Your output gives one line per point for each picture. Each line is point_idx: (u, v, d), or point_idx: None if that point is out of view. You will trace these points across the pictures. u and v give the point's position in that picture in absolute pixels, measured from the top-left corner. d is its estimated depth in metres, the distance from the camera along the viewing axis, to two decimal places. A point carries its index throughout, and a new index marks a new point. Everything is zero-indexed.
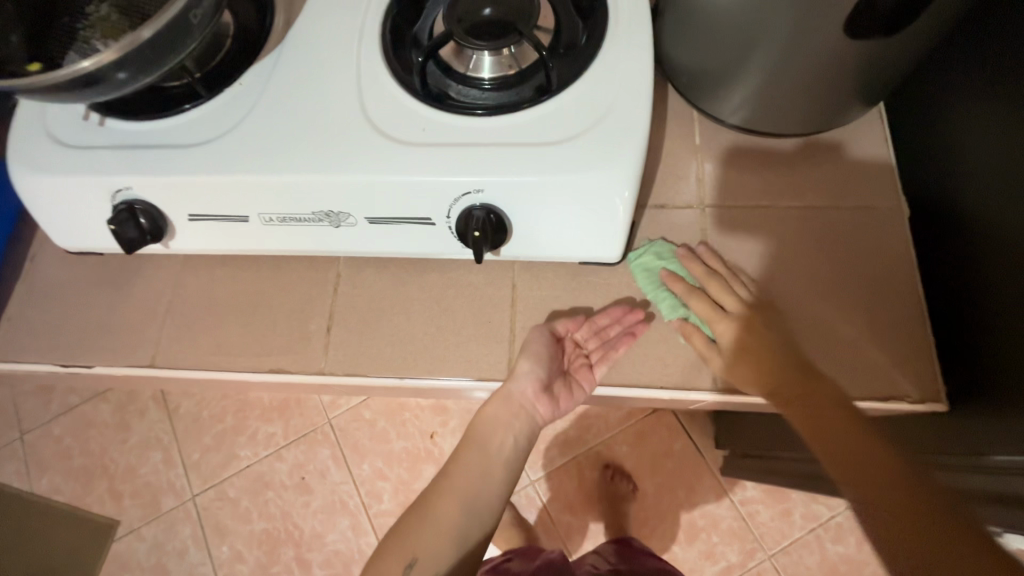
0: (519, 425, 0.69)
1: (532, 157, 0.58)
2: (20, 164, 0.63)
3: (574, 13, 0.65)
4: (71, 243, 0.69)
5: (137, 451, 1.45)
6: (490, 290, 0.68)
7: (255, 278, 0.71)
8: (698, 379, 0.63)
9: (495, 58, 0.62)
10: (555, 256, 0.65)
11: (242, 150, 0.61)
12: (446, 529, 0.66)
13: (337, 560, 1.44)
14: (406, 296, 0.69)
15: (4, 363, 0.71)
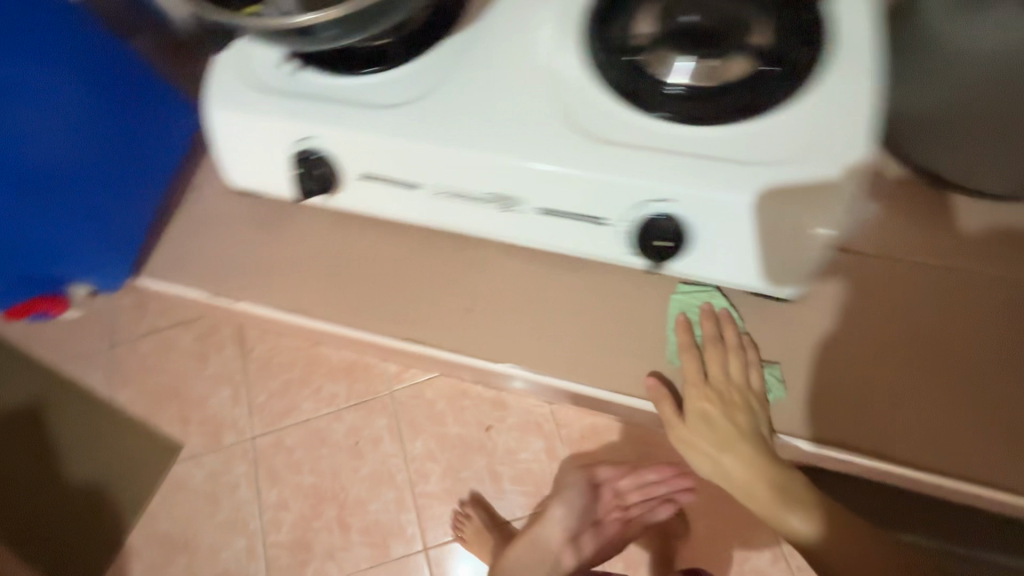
0: None
1: (728, 172, 0.55)
2: (218, 100, 0.66)
3: (792, 30, 0.60)
4: (238, 181, 0.71)
5: (211, 380, 1.35)
6: (634, 296, 0.70)
7: (394, 248, 0.72)
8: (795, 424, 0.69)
9: (699, 69, 0.60)
10: (726, 280, 0.62)
11: (433, 117, 0.61)
12: None
13: (377, 532, 1.24)
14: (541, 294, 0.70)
15: (163, 283, 0.77)
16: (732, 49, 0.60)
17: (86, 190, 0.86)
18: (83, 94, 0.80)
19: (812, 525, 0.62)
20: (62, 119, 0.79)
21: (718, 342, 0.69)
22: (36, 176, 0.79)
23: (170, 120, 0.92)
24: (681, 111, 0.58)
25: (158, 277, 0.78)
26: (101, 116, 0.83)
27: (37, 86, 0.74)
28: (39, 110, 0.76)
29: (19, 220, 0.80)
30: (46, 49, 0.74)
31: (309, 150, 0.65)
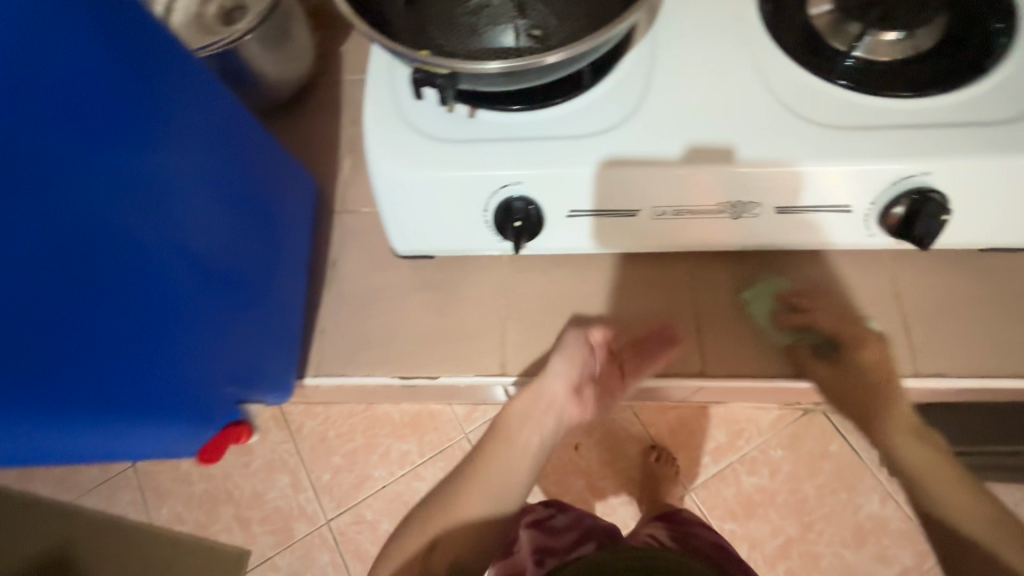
0: (548, 420, 0.60)
1: (983, 138, 0.53)
2: (388, 159, 0.57)
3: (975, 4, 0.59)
4: (405, 246, 0.65)
5: (263, 474, 0.95)
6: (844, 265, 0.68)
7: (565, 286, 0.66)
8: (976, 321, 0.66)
9: (879, 46, 0.58)
10: (969, 244, 0.61)
11: (649, 138, 0.56)
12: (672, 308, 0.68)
13: None
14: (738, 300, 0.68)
15: (326, 378, 0.66)
16: (921, 21, 0.57)
17: (269, 295, 0.64)
18: (230, 174, 0.57)
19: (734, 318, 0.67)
20: (211, 213, 0.55)
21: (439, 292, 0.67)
22: (180, 293, 0.53)
23: (182, 176, 0.52)
24: (897, 86, 0.57)
25: (322, 374, 0.67)
26: (238, 191, 0.59)
27: (178, 177, 0.51)
28: (186, 212, 0.53)
29: (207, 352, 0.57)
30: (186, 119, 0.51)
31: (512, 195, 0.58)
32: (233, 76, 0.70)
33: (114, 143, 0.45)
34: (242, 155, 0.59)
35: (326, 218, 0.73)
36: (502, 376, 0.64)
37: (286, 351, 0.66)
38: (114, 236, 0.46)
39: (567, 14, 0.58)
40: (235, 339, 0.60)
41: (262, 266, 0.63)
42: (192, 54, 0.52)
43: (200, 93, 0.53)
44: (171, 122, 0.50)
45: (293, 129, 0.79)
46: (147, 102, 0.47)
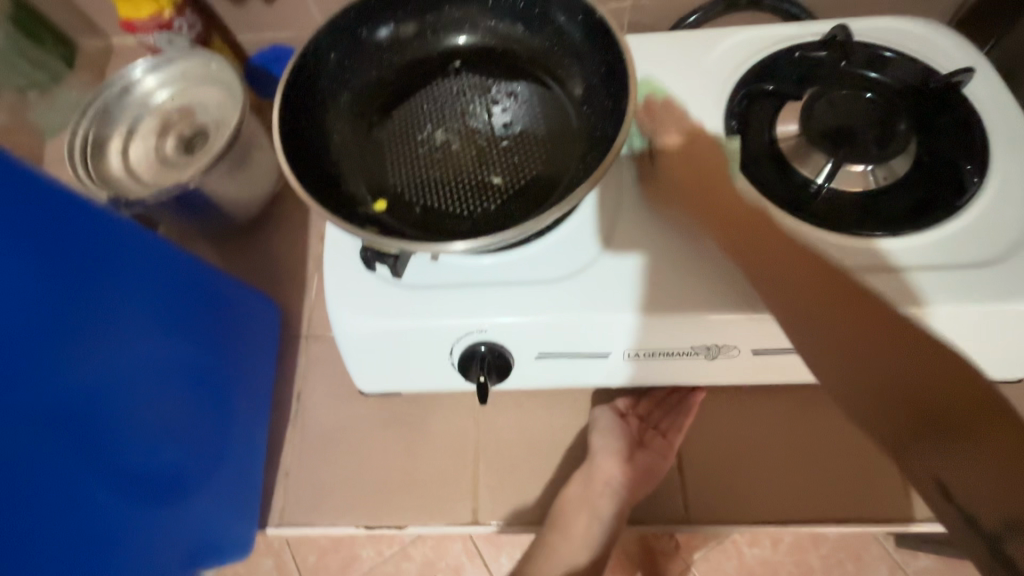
0: (603, 501, 0.62)
1: (961, 283, 0.51)
2: (349, 312, 0.55)
3: (944, 133, 0.58)
4: (368, 386, 0.62)
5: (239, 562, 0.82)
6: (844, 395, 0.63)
7: (536, 424, 0.65)
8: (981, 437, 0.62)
9: (850, 176, 0.57)
10: None
11: (618, 281, 0.54)
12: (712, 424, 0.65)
13: None
14: (730, 434, 0.63)
15: (290, 528, 0.63)
16: (888, 155, 0.56)
17: (227, 451, 0.62)
18: (174, 342, 0.57)
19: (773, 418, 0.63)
20: (154, 388, 0.54)
21: (408, 428, 0.65)
22: (129, 457, 0.51)
23: (127, 333, 0.51)
24: (869, 223, 0.55)
25: (285, 523, 0.63)
26: (184, 357, 0.58)
27: (116, 362, 0.50)
28: (128, 395, 0.51)
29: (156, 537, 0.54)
30: (130, 279, 0.52)
31: (477, 342, 0.56)
32: (195, 208, 0.68)
33: (48, 351, 0.44)
34: (188, 320, 0.58)
35: (291, 345, 0.71)
36: (475, 526, 0.61)
37: (247, 512, 0.63)
38: (68, 405, 0.45)
39: (530, 152, 0.56)
40: (189, 492, 0.57)
41: (219, 409, 0.61)
42: (133, 238, 0.52)
43: (138, 272, 0.52)
44: (107, 311, 0.49)
45: (259, 247, 0.77)
46: (82, 300, 0.47)
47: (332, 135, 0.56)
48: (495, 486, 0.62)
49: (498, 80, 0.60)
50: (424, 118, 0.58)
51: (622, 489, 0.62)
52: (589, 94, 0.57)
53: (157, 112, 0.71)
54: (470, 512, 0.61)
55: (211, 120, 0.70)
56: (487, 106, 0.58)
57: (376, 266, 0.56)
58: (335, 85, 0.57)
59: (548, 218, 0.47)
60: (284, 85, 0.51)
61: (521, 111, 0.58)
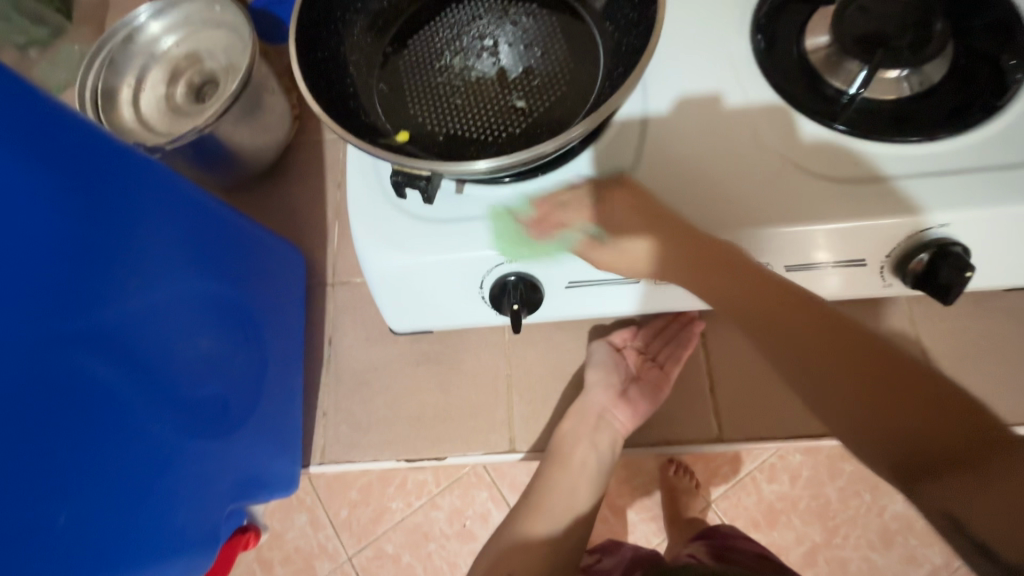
0: (603, 434, 0.62)
1: (996, 184, 0.50)
2: (380, 248, 0.55)
3: (984, 31, 0.56)
4: (400, 324, 0.63)
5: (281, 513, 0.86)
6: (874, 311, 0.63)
7: (567, 355, 0.65)
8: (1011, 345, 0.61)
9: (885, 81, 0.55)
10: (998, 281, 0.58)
11: (654, 199, 0.53)
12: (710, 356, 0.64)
13: None
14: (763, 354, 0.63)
15: (334, 465, 0.65)
16: (926, 55, 0.54)
17: (266, 391, 0.63)
18: (208, 284, 0.57)
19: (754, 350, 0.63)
20: (193, 328, 0.55)
21: (438, 364, 0.66)
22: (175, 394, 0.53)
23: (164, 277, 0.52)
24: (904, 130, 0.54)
25: (327, 461, 0.65)
26: (218, 300, 0.58)
27: (156, 299, 0.51)
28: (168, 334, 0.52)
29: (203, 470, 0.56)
30: (162, 223, 0.52)
31: (509, 273, 0.56)
32: (211, 157, 0.67)
33: (93, 279, 0.44)
34: (219, 263, 0.59)
35: (317, 292, 0.72)
36: (512, 454, 0.63)
37: (289, 451, 0.65)
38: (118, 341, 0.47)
39: (552, 72, 0.54)
40: (234, 428, 0.60)
41: (256, 350, 0.63)
42: (158, 177, 0.51)
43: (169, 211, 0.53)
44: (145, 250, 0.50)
45: (277, 196, 0.76)
46: (121, 237, 0.47)
47: (349, 65, 0.54)
48: (528, 416, 0.64)
49: (515, 2, 0.57)
50: (441, 44, 0.56)
51: (619, 426, 0.63)
52: (612, 7, 0.55)
53: (163, 59, 0.69)
54: (507, 442, 0.63)
55: (220, 65, 0.68)
56: (507, 27, 0.56)
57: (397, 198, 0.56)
58: (346, 12, 0.55)
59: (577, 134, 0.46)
60: (297, 11, 0.50)
61: (541, 32, 0.56)
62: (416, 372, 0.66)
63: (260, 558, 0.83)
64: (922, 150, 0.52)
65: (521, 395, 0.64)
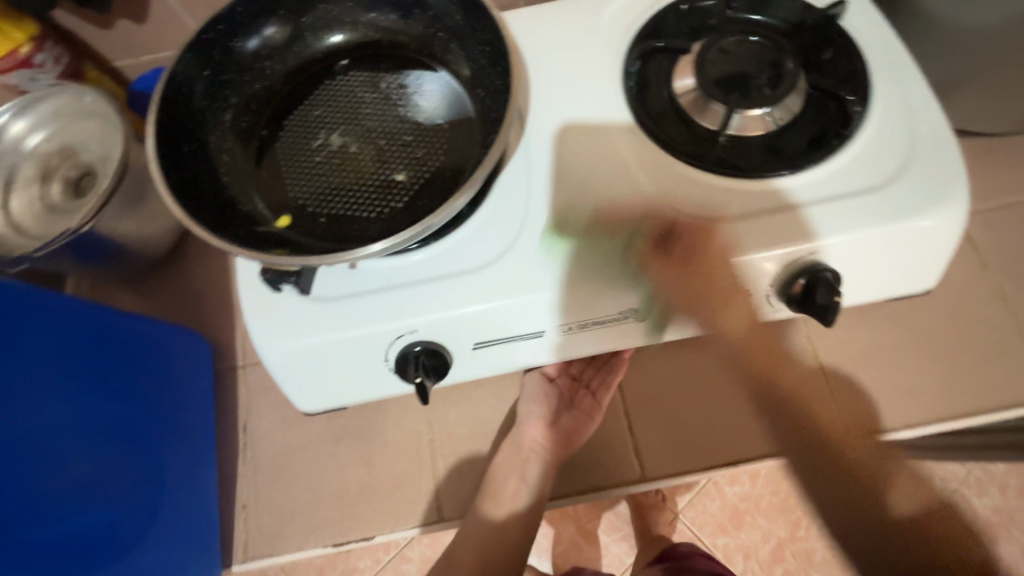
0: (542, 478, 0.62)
1: (858, 209, 0.53)
2: (272, 337, 0.53)
3: (828, 66, 0.60)
4: (309, 405, 0.61)
5: None
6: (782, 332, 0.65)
7: (488, 411, 0.65)
8: (917, 352, 0.62)
9: (747, 120, 0.58)
10: (884, 295, 0.60)
11: (544, 258, 0.54)
12: (647, 384, 0.65)
13: None
14: (680, 389, 0.64)
15: (258, 560, 0.62)
16: (780, 93, 0.57)
17: (172, 496, 0.60)
18: (88, 398, 0.54)
19: (689, 380, 0.64)
20: (79, 444, 0.52)
21: (359, 438, 0.64)
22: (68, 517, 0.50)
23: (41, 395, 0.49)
24: (770, 164, 0.56)
25: (251, 557, 0.62)
26: (107, 411, 0.55)
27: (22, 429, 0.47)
28: (46, 464, 0.49)
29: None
30: (32, 343, 0.49)
31: (411, 344, 0.55)
32: (95, 255, 0.64)
33: None
34: (102, 373, 0.56)
35: (228, 376, 0.69)
36: (442, 522, 0.61)
37: (206, 557, 0.61)
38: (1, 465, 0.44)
39: (428, 144, 0.55)
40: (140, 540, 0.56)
41: (157, 453, 0.59)
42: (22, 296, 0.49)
43: (38, 330, 0.50)
44: (9, 375, 0.46)
45: (178, 279, 0.73)
46: None
47: (221, 158, 0.53)
48: (453, 479, 0.63)
49: (386, 75, 0.58)
50: (314, 125, 0.56)
51: (549, 454, 0.63)
52: (480, 73, 0.56)
53: (35, 157, 0.67)
54: (437, 511, 0.62)
55: (97, 158, 0.67)
56: (380, 102, 0.56)
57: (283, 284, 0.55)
58: (214, 104, 0.55)
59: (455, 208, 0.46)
60: (153, 113, 0.48)
61: (416, 103, 0.57)
62: (338, 450, 0.64)
63: None
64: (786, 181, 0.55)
65: (446, 459, 0.63)
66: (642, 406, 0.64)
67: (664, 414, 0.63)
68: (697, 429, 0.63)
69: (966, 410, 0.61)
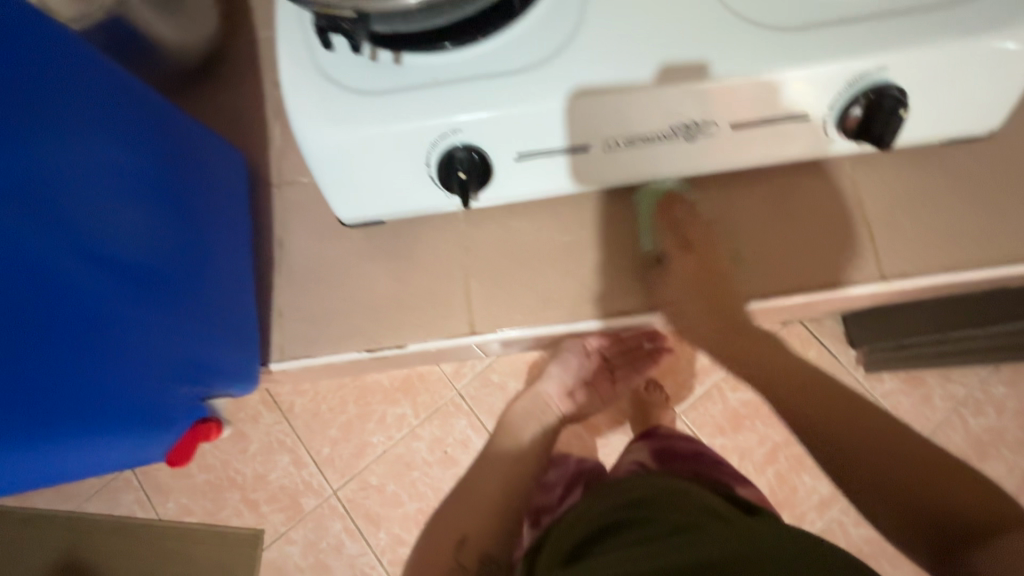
0: (571, 306, 0.64)
1: (940, 21, 0.50)
2: (317, 121, 0.53)
3: None
4: (351, 214, 0.62)
5: (261, 457, 1.11)
6: (821, 179, 0.64)
7: (522, 239, 0.65)
8: (959, 211, 0.62)
9: None
10: (936, 135, 0.59)
11: (595, 66, 0.52)
12: (683, 219, 0.65)
13: (427, 513, 1.09)
14: (715, 228, 0.64)
15: (295, 360, 0.65)
16: None
17: (214, 279, 0.61)
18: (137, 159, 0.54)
19: (717, 213, 0.65)
20: (125, 201, 0.52)
21: (391, 258, 0.65)
22: (115, 271, 0.51)
23: (89, 147, 0.49)
24: None
25: (287, 357, 0.66)
26: (153, 179, 0.55)
27: (75, 164, 0.48)
28: (98, 210, 0.50)
29: (154, 347, 0.55)
30: (81, 86, 0.48)
31: (453, 146, 0.54)
32: (130, 48, 0.62)
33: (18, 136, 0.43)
34: (154, 140, 0.56)
35: (265, 195, 0.69)
36: (473, 335, 0.64)
37: (245, 347, 0.65)
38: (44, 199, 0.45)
39: None
40: (187, 313, 0.58)
41: (199, 236, 0.60)
42: (72, 40, 0.48)
43: (87, 78, 0.49)
44: (59, 114, 0.46)
45: (213, 99, 0.72)
46: (32, 95, 0.44)
47: None
48: (483, 303, 0.64)
49: None
50: None
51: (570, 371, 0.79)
52: None
53: None
54: (464, 330, 0.64)
55: None
56: None
57: (321, 66, 0.54)
58: None
59: None
60: None
61: None
62: (371, 271, 0.65)
63: (250, 499, 1.10)
64: None
65: (475, 284, 0.64)
66: (670, 239, 0.65)
67: (688, 248, 0.65)
68: (727, 264, 0.64)
69: (999, 267, 0.61)
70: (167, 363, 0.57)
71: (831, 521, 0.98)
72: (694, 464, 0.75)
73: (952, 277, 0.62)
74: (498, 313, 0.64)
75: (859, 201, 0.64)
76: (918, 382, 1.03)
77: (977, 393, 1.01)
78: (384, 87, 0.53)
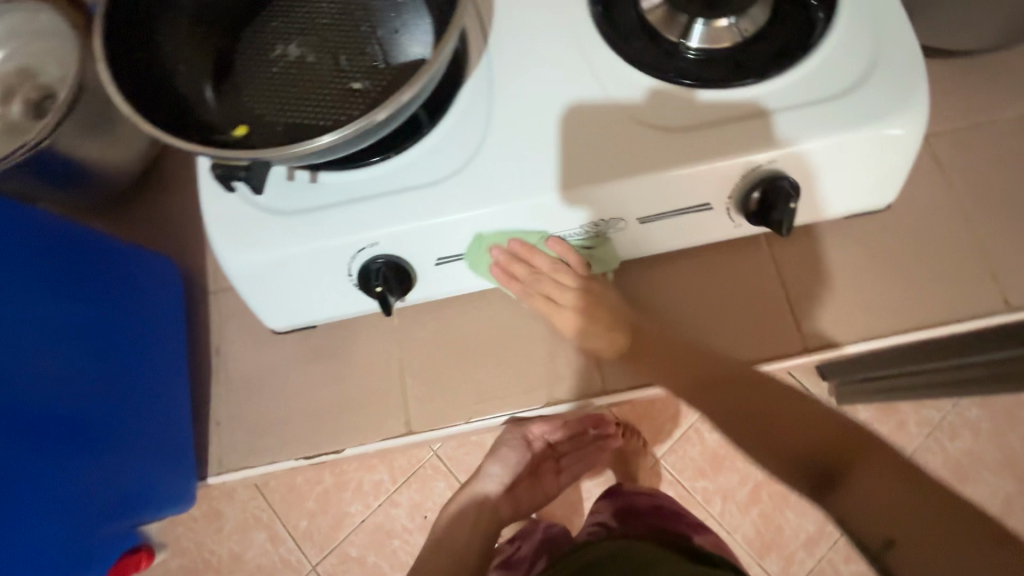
0: (509, 394, 0.65)
1: (824, 114, 0.53)
2: (234, 246, 0.54)
3: None
4: (281, 323, 0.63)
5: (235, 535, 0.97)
6: (740, 255, 0.67)
7: (456, 332, 0.66)
8: (874, 276, 0.64)
9: (710, 28, 0.56)
10: (839, 210, 0.62)
11: (503, 175, 0.54)
12: None
13: None
14: (642, 309, 0.66)
15: (233, 473, 0.64)
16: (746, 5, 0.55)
17: (144, 403, 0.62)
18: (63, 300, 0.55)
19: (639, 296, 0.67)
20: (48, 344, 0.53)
21: (327, 360, 0.65)
22: (37, 418, 0.51)
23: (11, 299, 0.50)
24: (734, 72, 0.56)
25: (226, 470, 0.65)
26: (79, 316, 0.57)
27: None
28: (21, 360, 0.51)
29: (79, 484, 0.55)
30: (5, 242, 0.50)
31: (373, 258, 0.56)
32: (60, 177, 0.64)
33: None
34: (80, 277, 0.57)
35: (202, 303, 0.70)
36: (411, 436, 0.64)
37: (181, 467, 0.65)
38: None
39: (388, 57, 0.54)
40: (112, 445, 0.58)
41: (129, 362, 0.61)
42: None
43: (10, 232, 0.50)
44: None
45: (152, 211, 0.74)
46: None
47: (172, 64, 0.52)
48: (421, 401, 0.65)
49: None
50: (271, 37, 0.55)
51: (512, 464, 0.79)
52: None
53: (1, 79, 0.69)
54: (404, 429, 0.64)
55: (53, 78, 0.67)
56: (341, 14, 0.56)
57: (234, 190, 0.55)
58: None
59: (405, 99, 0.46)
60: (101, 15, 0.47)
61: (379, 16, 0.55)
62: (308, 374, 0.65)
63: None
64: (752, 86, 0.54)
65: (413, 381, 0.65)
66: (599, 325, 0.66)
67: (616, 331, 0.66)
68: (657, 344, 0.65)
69: (920, 328, 0.63)
70: (90, 501, 0.56)
71: (822, 560, 0.91)
72: (652, 517, 0.75)
73: (874, 342, 0.63)
74: (437, 409, 0.64)
75: (778, 274, 0.66)
76: (890, 409, 0.93)
77: (951, 416, 0.90)
78: (300, 208, 0.55)
